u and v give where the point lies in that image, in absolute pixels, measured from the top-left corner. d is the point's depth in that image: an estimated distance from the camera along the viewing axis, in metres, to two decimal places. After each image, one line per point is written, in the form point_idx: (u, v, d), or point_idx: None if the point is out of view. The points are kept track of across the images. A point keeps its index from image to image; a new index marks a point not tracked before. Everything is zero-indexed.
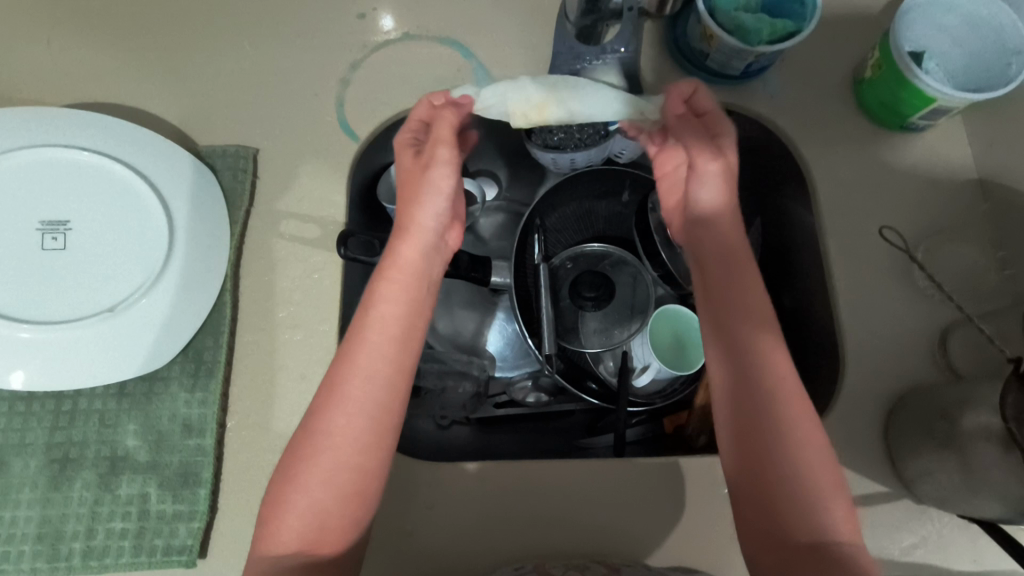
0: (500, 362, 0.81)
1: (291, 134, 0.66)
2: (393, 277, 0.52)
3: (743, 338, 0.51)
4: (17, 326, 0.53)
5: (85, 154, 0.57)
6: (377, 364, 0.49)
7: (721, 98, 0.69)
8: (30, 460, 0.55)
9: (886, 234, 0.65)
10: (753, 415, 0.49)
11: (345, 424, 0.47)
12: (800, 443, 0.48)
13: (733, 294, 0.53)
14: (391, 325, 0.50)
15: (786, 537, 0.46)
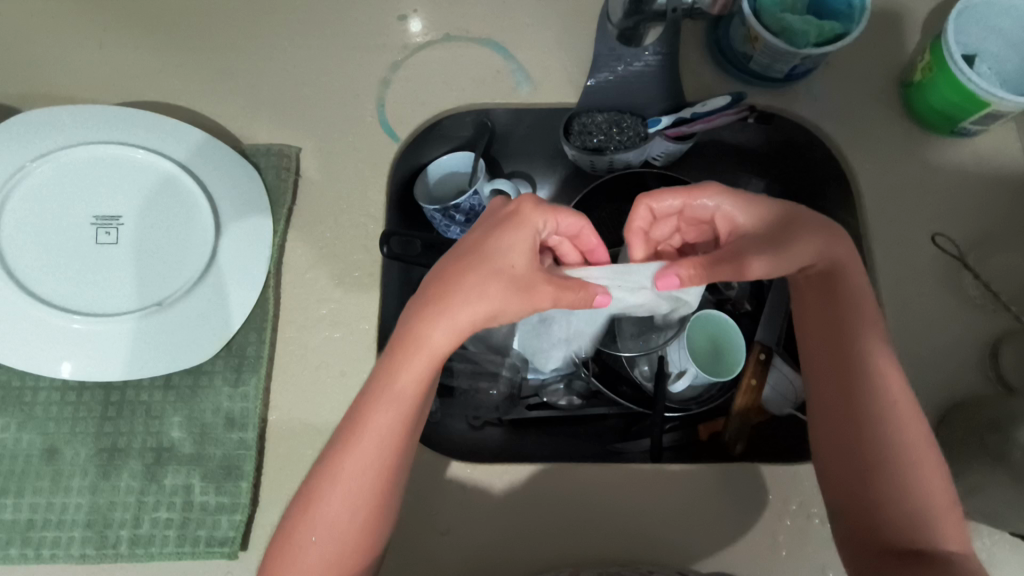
0: (533, 363, 0.79)
1: (332, 133, 0.67)
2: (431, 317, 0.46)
3: (854, 352, 0.51)
4: (68, 318, 0.53)
5: (140, 152, 0.58)
6: (414, 386, 0.47)
7: (764, 101, 0.68)
8: (81, 449, 0.56)
9: (938, 240, 0.63)
10: (860, 427, 0.49)
11: (381, 441, 0.46)
12: (909, 449, 0.48)
13: (836, 315, 0.52)
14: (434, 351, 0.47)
15: (894, 539, 0.47)
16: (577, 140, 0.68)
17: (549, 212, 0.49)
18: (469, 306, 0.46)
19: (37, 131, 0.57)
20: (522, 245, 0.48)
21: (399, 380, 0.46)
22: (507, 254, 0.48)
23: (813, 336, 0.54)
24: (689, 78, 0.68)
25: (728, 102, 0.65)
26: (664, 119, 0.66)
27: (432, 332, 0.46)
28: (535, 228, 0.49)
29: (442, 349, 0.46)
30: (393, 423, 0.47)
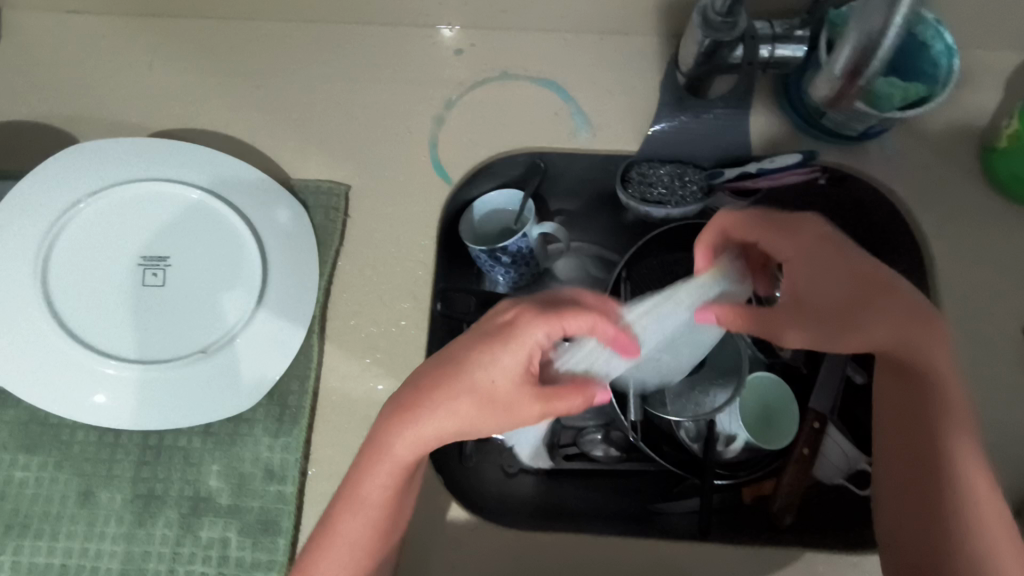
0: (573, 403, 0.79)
1: (382, 172, 0.65)
2: (399, 419, 0.47)
3: (919, 425, 0.49)
4: (104, 361, 0.52)
5: (194, 192, 0.56)
6: (410, 452, 0.47)
7: (836, 159, 0.64)
8: (116, 493, 0.55)
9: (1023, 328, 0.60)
10: (919, 502, 0.48)
11: (376, 483, 0.48)
12: (971, 528, 0.46)
13: (892, 386, 0.51)
14: (428, 431, 0.46)
15: None
16: (635, 189, 0.66)
17: (550, 322, 0.45)
18: (439, 424, 0.46)
19: (85, 165, 0.55)
20: (509, 360, 0.45)
21: (395, 442, 0.47)
22: (487, 375, 0.45)
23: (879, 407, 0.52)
24: (758, 130, 0.64)
25: (799, 160, 0.61)
26: (728, 172, 0.64)
27: (399, 437, 0.47)
28: (524, 346, 0.45)
29: (405, 456, 0.47)
30: (389, 475, 0.48)
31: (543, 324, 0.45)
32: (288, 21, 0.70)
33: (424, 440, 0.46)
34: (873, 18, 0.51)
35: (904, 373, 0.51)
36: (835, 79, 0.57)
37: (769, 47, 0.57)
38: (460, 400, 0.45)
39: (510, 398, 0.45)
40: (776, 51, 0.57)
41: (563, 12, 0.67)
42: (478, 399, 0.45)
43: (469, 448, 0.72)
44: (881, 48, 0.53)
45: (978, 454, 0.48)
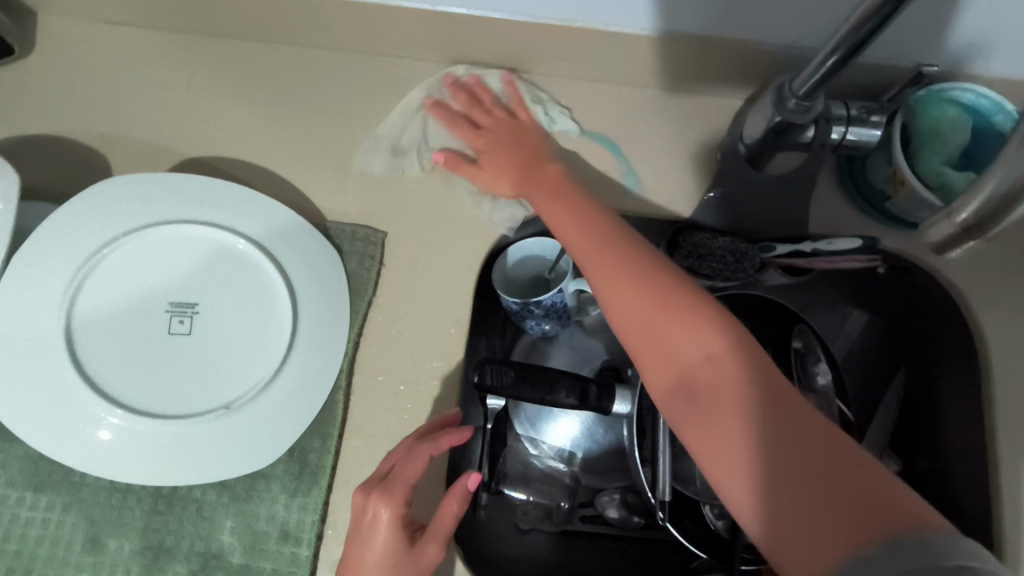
0: (591, 444, 0.76)
1: (422, 220, 0.63)
2: (374, 498, 0.48)
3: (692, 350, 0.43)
4: (111, 411, 0.49)
5: (235, 240, 0.53)
6: (382, 537, 0.47)
7: (897, 244, 0.61)
8: (125, 543, 0.53)
9: None
10: (725, 437, 0.40)
11: (373, 557, 0.47)
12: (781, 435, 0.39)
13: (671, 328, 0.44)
14: (380, 526, 0.48)
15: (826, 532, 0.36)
16: (683, 258, 0.62)
17: (394, 494, 0.48)
18: (390, 520, 0.48)
19: (116, 201, 0.53)
20: (379, 539, 0.47)
21: (372, 535, 0.48)
22: (374, 557, 0.47)
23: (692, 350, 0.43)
24: (817, 210, 0.63)
25: (861, 246, 0.59)
26: (780, 248, 0.61)
27: (382, 513, 0.48)
28: (495, 142, 0.62)
29: (381, 541, 0.47)
30: (380, 550, 0.47)
31: (400, 483, 0.49)
32: (335, 51, 0.68)
33: (399, 511, 0.48)
34: (1011, 171, 0.27)
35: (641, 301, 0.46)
36: (952, 230, 0.31)
37: (841, 129, 0.55)
38: (366, 514, 0.48)
39: (419, 441, 0.51)
40: (848, 134, 0.55)
41: (624, 67, 0.65)
42: (466, 124, 0.64)
43: (483, 501, 0.69)
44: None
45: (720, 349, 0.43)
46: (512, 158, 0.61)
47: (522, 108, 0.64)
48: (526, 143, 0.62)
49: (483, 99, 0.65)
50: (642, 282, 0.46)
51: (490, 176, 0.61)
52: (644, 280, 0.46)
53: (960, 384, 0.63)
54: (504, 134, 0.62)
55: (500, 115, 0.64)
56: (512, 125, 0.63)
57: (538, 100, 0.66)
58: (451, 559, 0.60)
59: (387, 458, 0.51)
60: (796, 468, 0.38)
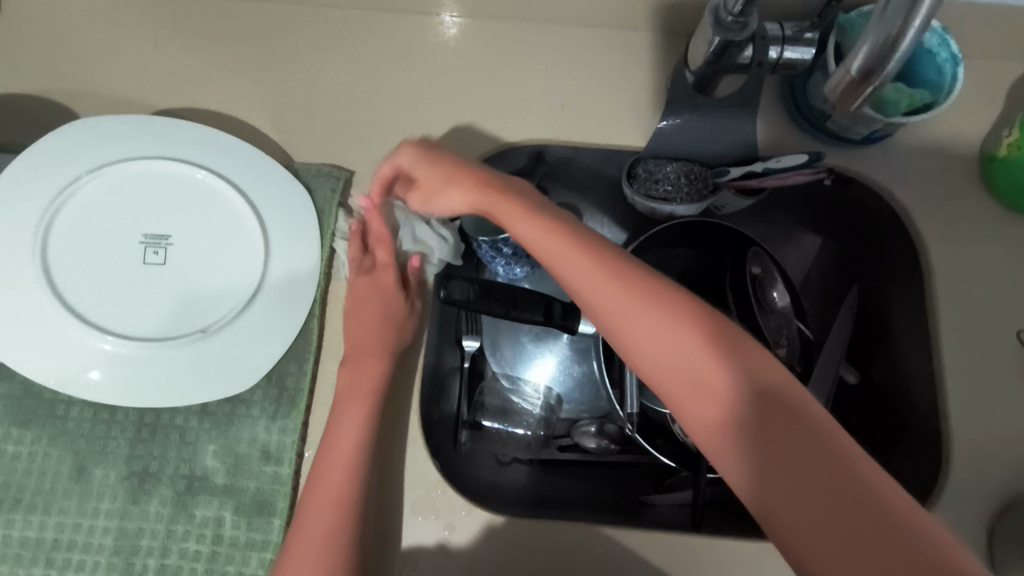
0: (566, 397, 0.79)
1: (387, 159, 0.65)
2: (365, 268, 0.60)
3: (698, 354, 0.42)
4: (101, 336, 0.51)
5: (201, 173, 0.56)
6: (373, 316, 0.58)
7: (839, 160, 0.65)
8: (111, 471, 0.55)
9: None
10: (732, 425, 0.40)
11: (370, 327, 0.58)
12: (786, 428, 0.39)
13: (676, 328, 0.43)
14: (372, 300, 0.59)
15: (823, 518, 0.36)
16: (640, 187, 0.66)
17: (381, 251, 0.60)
18: (381, 288, 0.59)
19: (85, 140, 0.55)
20: (372, 289, 0.59)
21: (364, 308, 0.59)
22: (346, 446, 0.52)
23: (688, 350, 0.42)
24: (763, 132, 0.65)
25: (806, 160, 0.62)
26: (734, 171, 0.64)
27: (369, 272, 0.60)
28: (523, 228, 0.51)
29: (372, 314, 0.58)
30: (373, 318, 0.58)
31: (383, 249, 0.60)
32: (296, 4, 0.70)
33: (383, 277, 0.59)
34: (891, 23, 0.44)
35: (642, 305, 0.45)
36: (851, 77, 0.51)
37: (779, 48, 0.58)
38: (357, 278, 0.59)
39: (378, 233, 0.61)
40: (785, 53, 0.58)
41: (573, 6, 0.68)
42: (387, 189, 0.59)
43: (463, 438, 0.72)
44: (899, 50, 0.46)
45: (733, 359, 0.42)
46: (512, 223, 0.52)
47: (438, 159, 0.57)
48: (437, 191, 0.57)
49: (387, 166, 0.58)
50: (662, 293, 0.45)
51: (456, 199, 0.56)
52: (683, 313, 0.44)
53: (905, 292, 0.66)
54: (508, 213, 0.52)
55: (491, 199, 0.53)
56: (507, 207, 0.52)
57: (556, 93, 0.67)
58: (416, 478, 0.57)
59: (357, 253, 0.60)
60: (798, 465, 0.38)
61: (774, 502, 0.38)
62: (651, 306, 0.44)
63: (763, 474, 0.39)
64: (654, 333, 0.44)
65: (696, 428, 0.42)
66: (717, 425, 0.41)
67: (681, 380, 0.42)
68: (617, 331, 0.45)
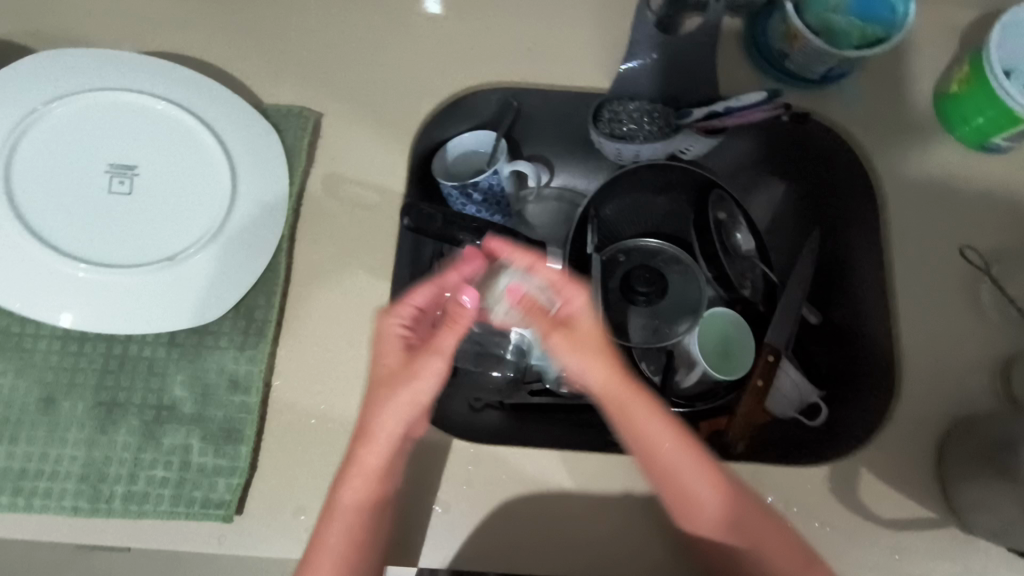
0: None
1: (356, 101, 0.65)
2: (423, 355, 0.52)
3: (682, 471, 0.52)
4: (74, 264, 0.52)
5: (161, 103, 0.56)
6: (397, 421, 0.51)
7: (798, 100, 0.67)
8: (78, 402, 0.55)
9: (967, 253, 0.63)
10: (683, 483, 0.52)
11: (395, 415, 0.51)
12: (727, 489, 0.52)
13: (677, 463, 0.52)
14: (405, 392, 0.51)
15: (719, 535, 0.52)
16: (606, 127, 0.67)
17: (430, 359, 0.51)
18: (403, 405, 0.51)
19: (52, 73, 0.56)
20: (401, 401, 0.51)
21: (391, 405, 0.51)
22: (350, 513, 0.50)
23: (677, 442, 0.52)
24: (723, 73, 0.67)
25: (765, 98, 0.63)
26: (697, 112, 0.66)
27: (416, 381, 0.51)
28: (428, 373, 0.51)
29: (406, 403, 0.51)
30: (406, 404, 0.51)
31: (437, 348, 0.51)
32: None
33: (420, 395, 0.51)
34: None
35: (648, 443, 0.52)
36: None
37: None
38: (405, 391, 0.50)
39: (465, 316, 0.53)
40: None
41: None
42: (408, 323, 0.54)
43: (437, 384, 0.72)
44: None
45: (708, 475, 0.52)
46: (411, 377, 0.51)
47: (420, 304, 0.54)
48: (393, 344, 0.53)
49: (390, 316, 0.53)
50: (665, 422, 0.53)
51: (406, 336, 0.53)
52: (688, 447, 0.52)
53: (863, 232, 0.68)
54: (393, 392, 0.51)
55: (451, 310, 0.53)
56: (404, 381, 0.51)
57: (523, 37, 0.68)
58: None
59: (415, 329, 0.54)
60: (722, 501, 0.52)
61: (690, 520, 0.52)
62: (669, 431, 0.52)
63: (698, 504, 0.52)
64: (658, 461, 0.52)
65: (650, 457, 0.52)
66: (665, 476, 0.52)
67: (665, 464, 0.52)
68: (630, 430, 0.53)
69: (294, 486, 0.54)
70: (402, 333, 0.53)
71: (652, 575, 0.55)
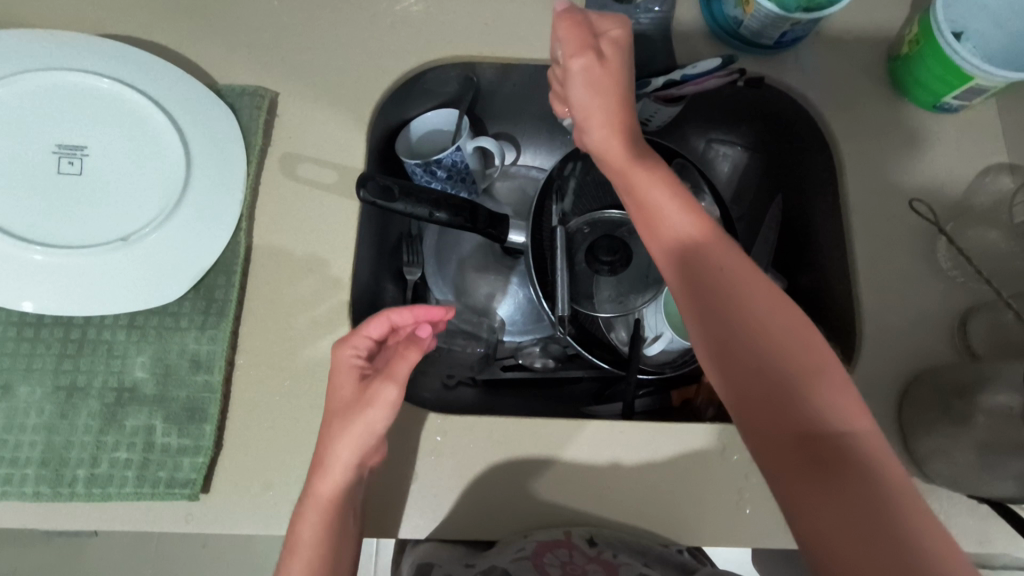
0: (510, 325, 0.79)
1: (314, 80, 0.65)
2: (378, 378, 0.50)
3: (726, 288, 0.49)
4: (28, 248, 0.51)
5: (107, 82, 0.56)
6: (352, 449, 0.49)
7: (754, 68, 0.67)
8: (36, 387, 0.54)
9: (916, 206, 0.64)
10: (726, 333, 0.48)
11: (352, 440, 0.49)
12: (788, 356, 0.46)
13: (713, 262, 0.50)
14: (361, 417, 0.49)
15: (780, 417, 0.44)
16: None
17: (388, 385, 0.50)
18: (366, 427, 0.49)
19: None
20: (357, 427, 0.49)
21: (345, 436, 0.49)
22: (309, 544, 0.48)
23: (724, 265, 0.50)
24: (679, 42, 0.68)
25: (719, 64, 0.63)
26: (654, 82, 0.65)
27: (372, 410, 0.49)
28: (380, 402, 0.49)
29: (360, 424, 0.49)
30: (361, 432, 0.50)
31: (389, 375, 0.50)
32: None
33: (373, 422, 0.49)
34: None
35: (680, 244, 0.52)
36: None
37: None
38: (358, 424, 0.49)
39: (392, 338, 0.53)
40: None
41: None
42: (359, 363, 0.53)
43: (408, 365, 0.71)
44: None
45: (771, 317, 0.47)
46: (359, 409, 0.50)
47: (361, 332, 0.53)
48: (350, 374, 0.52)
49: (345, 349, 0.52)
50: (716, 254, 0.50)
51: (347, 366, 0.52)
52: (736, 269, 0.49)
53: (822, 196, 0.69)
54: (342, 421, 0.50)
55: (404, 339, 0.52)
56: (355, 409, 0.50)
57: (479, 11, 0.68)
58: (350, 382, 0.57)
59: (354, 363, 0.52)
60: (778, 363, 0.46)
61: (738, 376, 0.47)
62: (716, 252, 0.50)
63: (731, 334, 0.48)
64: (693, 260, 0.51)
65: (686, 281, 0.51)
66: (708, 336, 0.49)
67: (699, 311, 0.49)
68: (669, 262, 0.52)
69: (260, 463, 0.54)
70: (355, 365, 0.52)
71: (621, 536, 0.55)
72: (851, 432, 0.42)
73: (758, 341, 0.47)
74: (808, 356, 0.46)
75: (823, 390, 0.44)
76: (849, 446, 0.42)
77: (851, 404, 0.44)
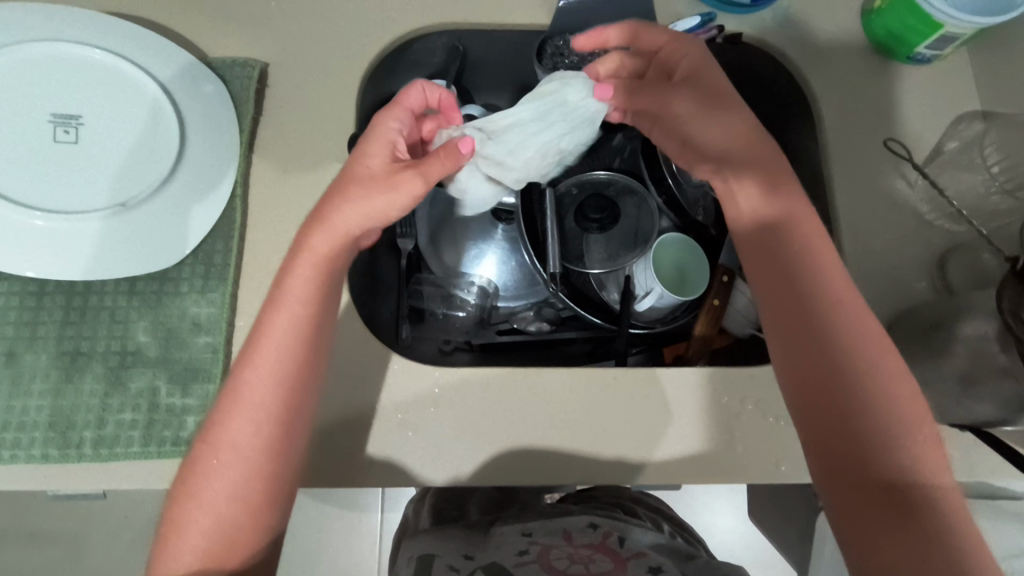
0: (503, 292, 0.79)
1: (302, 49, 0.66)
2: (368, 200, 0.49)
3: (829, 321, 0.47)
4: (29, 213, 0.53)
5: (98, 52, 0.57)
6: (287, 334, 0.48)
7: (731, 26, 0.69)
8: (41, 354, 0.55)
9: (890, 145, 0.66)
10: (824, 359, 0.46)
11: (286, 322, 0.48)
12: (880, 394, 0.45)
13: (818, 286, 0.49)
14: (302, 280, 0.49)
15: (862, 451, 0.44)
16: (549, 61, 0.68)
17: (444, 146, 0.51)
18: (312, 289, 0.49)
19: None
20: (368, 208, 0.49)
21: (276, 323, 0.48)
22: (242, 440, 0.47)
23: (832, 293, 0.48)
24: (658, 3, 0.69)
25: (698, 22, 0.66)
26: None
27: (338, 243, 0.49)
28: (406, 188, 0.49)
29: (303, 295, 0.49)
30: (297, 309, 0.48)
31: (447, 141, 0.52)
32: None
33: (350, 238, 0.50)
34: None
35: (777, 262, 0.51)
36: None
37: None
38: (377, 199, 0.49)
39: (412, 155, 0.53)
40: None
41: None
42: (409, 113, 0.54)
43: (405, 332, 0.73)
44: None
45: (878, 358, 0.46)
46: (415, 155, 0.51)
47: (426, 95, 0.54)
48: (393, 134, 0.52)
49: (372, 146, 0.51)
50: (828, 285, 0.49)
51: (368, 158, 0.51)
52: (846, 305, 0.48)
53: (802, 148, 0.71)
54: (363, 190, 0.49)
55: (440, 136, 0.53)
56: (381, 186, 0.49)
57: None
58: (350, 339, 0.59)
59: (367, 166, 0.50)
60: (870, 401, 0.45)
61: (822, 404, 0.46)
62: (832, 281, 0.49)
63: (827, 362, 0.46)
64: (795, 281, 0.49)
65: (783, 300, 0.49)
66: (798, 359, 0.48)
67: (792, 330, 0.48)
68: (765, 280, 0.51)
69: None
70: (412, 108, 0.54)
71: (620, 479, 0.57)
72: (930, 485, 0.42)
73: (854, 377, 0.45)
74: (908, 406, 0.45)
75: (912, 444, 0.43)
76: (923, 500, 0.42)
77: (934, 459, 0.43)
